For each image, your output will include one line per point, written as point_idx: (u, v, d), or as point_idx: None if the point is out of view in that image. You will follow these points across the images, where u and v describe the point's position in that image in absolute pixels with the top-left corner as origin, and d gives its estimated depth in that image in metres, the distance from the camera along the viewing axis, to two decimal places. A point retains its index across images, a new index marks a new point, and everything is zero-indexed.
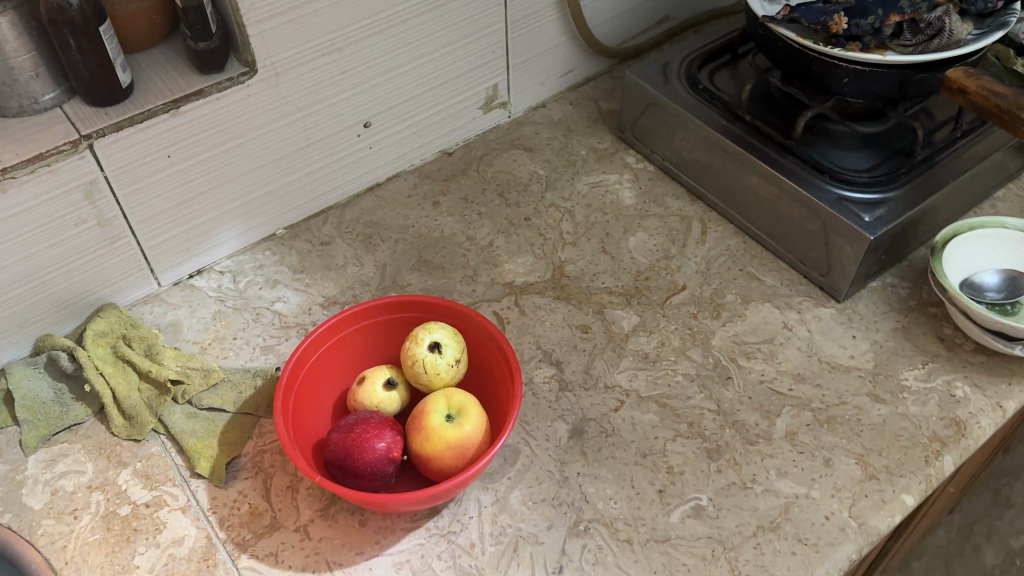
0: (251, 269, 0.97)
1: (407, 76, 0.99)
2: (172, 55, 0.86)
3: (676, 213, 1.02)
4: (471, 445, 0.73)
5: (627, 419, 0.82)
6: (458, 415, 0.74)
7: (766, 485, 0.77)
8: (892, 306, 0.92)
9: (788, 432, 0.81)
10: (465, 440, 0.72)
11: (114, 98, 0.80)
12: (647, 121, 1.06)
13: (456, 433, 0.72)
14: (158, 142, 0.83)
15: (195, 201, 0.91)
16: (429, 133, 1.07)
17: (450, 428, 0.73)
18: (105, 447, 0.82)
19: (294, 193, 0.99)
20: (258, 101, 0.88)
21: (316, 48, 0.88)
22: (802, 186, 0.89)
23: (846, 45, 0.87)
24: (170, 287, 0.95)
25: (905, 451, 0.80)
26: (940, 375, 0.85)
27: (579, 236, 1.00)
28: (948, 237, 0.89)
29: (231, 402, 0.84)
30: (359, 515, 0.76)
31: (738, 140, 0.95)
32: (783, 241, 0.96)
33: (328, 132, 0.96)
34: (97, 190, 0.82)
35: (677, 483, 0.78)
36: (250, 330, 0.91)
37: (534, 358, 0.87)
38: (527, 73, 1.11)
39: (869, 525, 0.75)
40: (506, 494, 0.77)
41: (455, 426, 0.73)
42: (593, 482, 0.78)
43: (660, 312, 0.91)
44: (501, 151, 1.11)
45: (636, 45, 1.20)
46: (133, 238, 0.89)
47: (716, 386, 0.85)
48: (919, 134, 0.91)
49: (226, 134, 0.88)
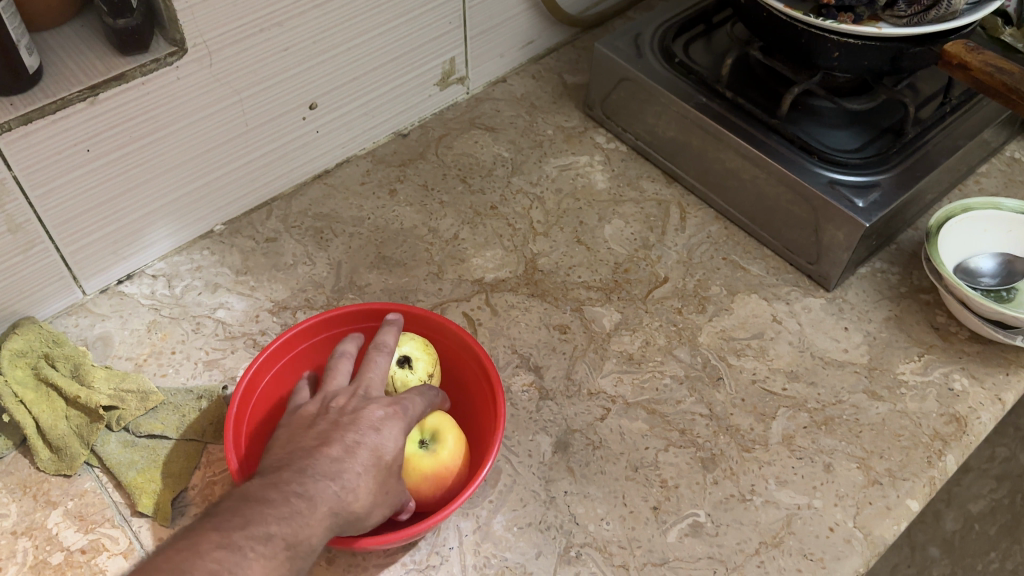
0: (188, 272, 0.87)
1: (356, 52, 0.89)
2: (86, 34, 0.75)
3: (652, 197, 0.96)
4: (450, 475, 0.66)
5: (615, 428, 0.76)
6: (433, 440, 0.66)
7: (766, 496, 0.72)
8: (883, 293, 0.87)
9: (785, 436, 0.76)
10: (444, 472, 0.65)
11: (19, 86, 0.69)
12: (618, 97, 0.98)
13: (433, 461, 0.65)
14: (76, 135, 0.73)
15: (122, 198, 0.80)
16: (380, 113, 0.98)
17: (426, 456, 0.65)
18: (30, 485, 0.72)
19: (234, 185, 0.89)
20: (190, 84, 0.77)
21: (254, 23, 0.78)
22: (790, 168, 0.83)
23: (838, 18, 0.79)
24: (97, 294, 0.85)
25: (906, 452, 0.75)
26: (937, 368, 0.81)
27: (551, 225, 0.92)
28: (942, 220, 0.84)
29: (173, 427, 0.75)
30: (327, 551, 0.68)
31: (720, 119, 0.88)
32: (768, 227, 0.90)
33: (269, 116, 0.86)
34: (5, 192, 0.71)
35: (672, 498, 0.72)
36: (190, 343, 0.81)
37: (510, 365, 0.80)
38: (486, 45, 1.02)
39: (875, 535, 0.70)
40: (488, 520, 0.70)
41: (432, 454, 0.65)
42: (582, 501, 0.71)
43: (642, 308, 0.85)
44: (461, 131, 1.02)
45: (600, 13, 1.12)
46: (51, 243, 0.78)
47: (707, 388, 0.79)
48: (909, 111, 0.85)
49: (154, 123, 0.77)
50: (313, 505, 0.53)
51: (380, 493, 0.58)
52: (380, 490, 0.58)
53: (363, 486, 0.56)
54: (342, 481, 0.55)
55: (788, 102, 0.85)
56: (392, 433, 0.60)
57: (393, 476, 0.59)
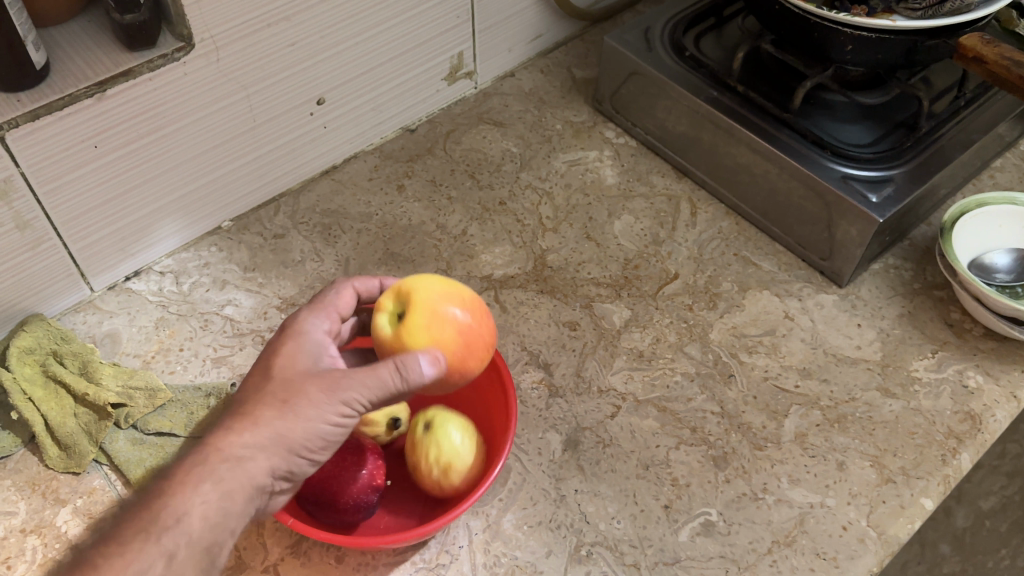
0: (196, 269, 0.87)
1: (363, 46, 0.88)
2: (94, 29, 0.75)
3: (662, 192, 0.95)
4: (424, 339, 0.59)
5: (625, 426, 0.75)
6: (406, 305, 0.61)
7: (778, 495, 0.71)
8: (896, 289, 0.86)
9: (798, 434, 0.75)
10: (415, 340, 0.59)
11: (26, 82, 0.69)
12: (627, 92, 0.97)
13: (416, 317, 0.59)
14: (83, 131, 0.72)
15: (129, 195, 0.80)
16: (388, 108, 0.97)
17: (413, 325, 0.59)
18: (39, 483, 0.72)
19: (241, 181, 0.89)
20: (197, 79, 0.77)
21: (261, 18, 0.77)
22: (802, 162, 0.82)
23: (852, 10, 0.80)
24: (105, 291, 0.85)
25: (920, 450, 0.74)
26: (951, 365, 0.80)
27: (560, 221, 0.92)
28: (956, 215, 0.83)
29: (181, 424, 0.74)
30: (335, 550, 0.68)
31: (731, 113, 0.87)
32: (780, 223, 0.89)
33: (276, 111, 0.86)
34: (12, 190, 0.71)
35: (684, 497, 0.71)
36: (198, 340, 0.81)
37: (520, 362, 0.80)
38: (494, 39, 1.02)
39: (889, 535, 0.69)
40: (498, 519, 0.70)
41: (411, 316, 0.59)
42: (593, 500, 0.71)
43: (653, 304, 0.84)
44: (469, 126, 1.01)
45: (608, 6, 1.12)
46: (59, 240, 0.77)
47: (718, 386, 0.78)
48: (923, 105, 0.84)
49: (162, 119, 0.77)
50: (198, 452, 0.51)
51: (298, 400, 0.54)
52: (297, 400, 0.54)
53: (267, 410, 0.53)
54: (238, 417, 0.53)
55: (800, 96, 0.84)
56: (298, 354, 0.57)
57: (318, 380, 0.55)
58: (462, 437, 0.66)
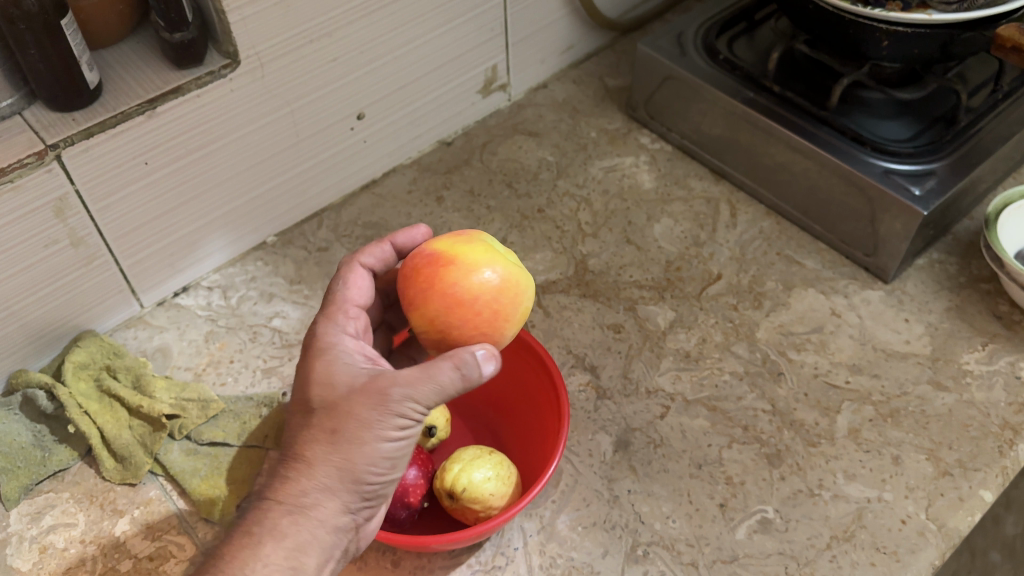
0: (242, 283, 0.88)
1: (402, 60, 0.90)
2: (143, 50, 0.77)
3: (701, 195, 0.95)
4: (495, 277, 0.56)
5: (676, 426, 0.75)
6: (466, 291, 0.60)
7: (835, 490, 0.71)
8: (942, 283, 0.86)
9: (851, 430, 0.75)
10: (503, 269, 0.57)
11: (81, 102, 0.71)
12: (662, 97, 0.98)
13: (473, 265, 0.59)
14: (133, 148, 0.74)
15: (178, 211, 0.81)
16: (426, 121, 0.98)
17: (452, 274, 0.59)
18: (97, 495, 0.73)
19: (284, 195, 0.90)
20: (244, 96, 0.78)
21: (304, 34, 0.79)
22: (842, 158, 0.82)
23: (887, 7, 0.80)
24: (154, 307, 0.86)
25: (976, 443, 0.73)
26: (1003, 357, 0.79)
27: (599, 226, 0.92)
28: (1000, 207, 0.83)
29: (235, 434, 0.75)
30: (392, 554, 0.68)
31: (768, 113, 0.87)
32: (822, 221, 0.89)
33: (318, 127, 0.87)
34: (67, 207, 0.73)
35: (739, 495, 0.71)
36: (248, 352, 0.82)
37: (566, 364, 0.80)
38: (527, 51, 1.03)
39: (949, 527, 0.68)
40: (552, 521, 0.69)
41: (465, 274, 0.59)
42: (646, 500, 0.70)
43: (697, 305, 0.84)
44: (504, 137, 1.02)
45: (638, 16, 1.13)
46: (111, 256, 0.79)
47: (768, 384, 0.78)
48: (962, 98, 0.84)
49: (209, 136, 0.78)
50: (270, 509, 0.54)
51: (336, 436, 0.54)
52: (346, 425, 0.54)
53: (316, 448, 0.54)
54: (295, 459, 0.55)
55: (837, 93, 0.85)
56: (333, 374, 0.55)
57: (364, 398, 0.54)
58: (489, 474, 0.65)
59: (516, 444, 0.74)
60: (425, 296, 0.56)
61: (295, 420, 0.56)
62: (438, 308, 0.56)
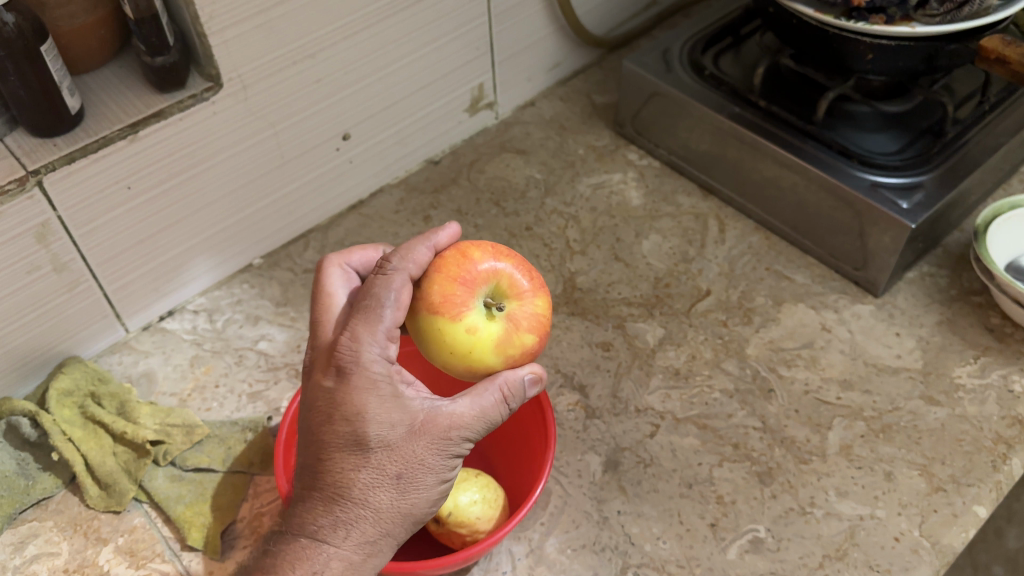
0: (228, 306, 0.88)
1: (387, 81, 0.90)
2: (125, 74, 0.77)
3: (689, 211, 0.95)
4: None
5: (665, 445, 0.74)
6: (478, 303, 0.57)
7: (827, 508, 0.70)
8: (933, 296, 0.85)
9: (843, 446, 0.74)
10: None
11: (61, 127, 0.70)
12: (649, 113, 0.98)
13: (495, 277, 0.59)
14: (118, 173, 0.73)
15: (163, 235, 0.81)
16: (413, 141, 0.98)
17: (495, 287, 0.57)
18: (80, 523, 0.72)
19: (271, 217, 0.89)
20: (227, 119, 0.78)
21: (288, 56, 0.79)
22: (828, 172, 0.82)
23: (869, 20, 0.78)
24: (139, 331, 0.85)
25: (969, 458, 0.72)
26: (995, 370, 0.78)
27: (587, 244, 0.92)
28: (989, 219, 0.82)
29: (220, 460, 0.74)
30: None
31: (754, 127, 0.87)
32: (811, 235, 0.88)
33: (303, 148, 0.87)
34: (50, 233, 0.72)
35: (730, 514, 0.70)
36: (233, 376, 0.82)
37: (555, 384, 0.79)
38: (513, 69, 1.03)
39: (943, 544, 0.67)
40: (540, 544, 0.69)
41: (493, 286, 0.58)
42: (636, 521, 0.69)
43: (686, 322, 0.84)
44: (492, 155, 1.02)
45: (625, 32, 1.13)
46: (95, 281, 0.78)
47: (758, 401, 0.77)
48: (948, 110, 0.84)
49: (194, 159, 0.78)
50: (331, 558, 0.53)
51: (400, 477, 0.53)
52: (409, 469, 0.53)
53: (380, 493, 0.53)
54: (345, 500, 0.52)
55: (823, 107, 0.85)
56: (393, 414, 0.52)
57: (427, 440, 0.53)
58: (475, 498, 0.64)
59: (503, 466, 0.73)
60: (545, 307, 0.58)
61: (339, 460, 0.52)
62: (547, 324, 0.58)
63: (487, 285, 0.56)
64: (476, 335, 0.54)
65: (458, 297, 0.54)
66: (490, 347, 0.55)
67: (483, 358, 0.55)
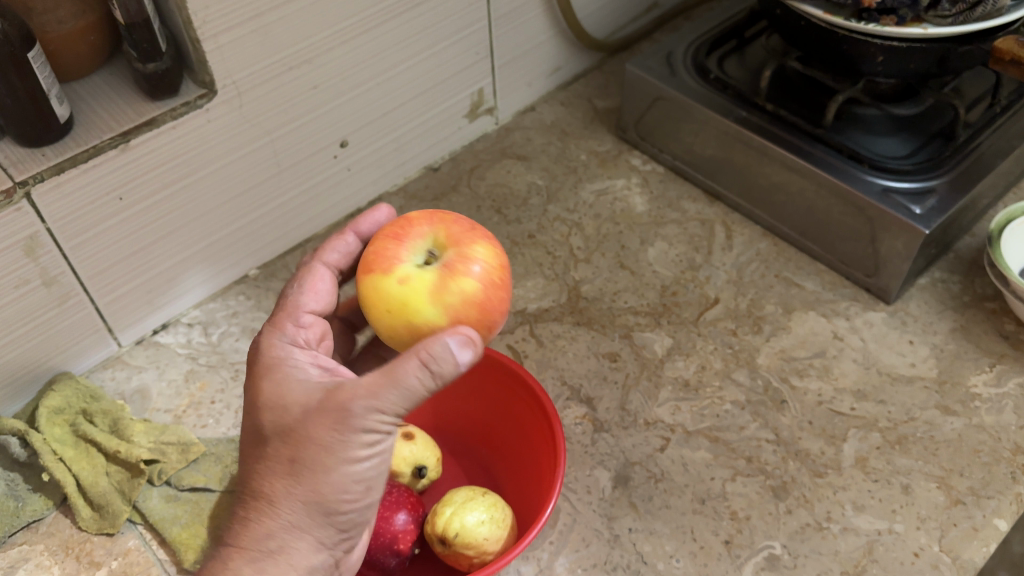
0: (224, 319, 0.85)
1: (385, 86, 0.87)
2: (116, 82, 0.74)
3: (695, 217, 0.93)
4: None
5: (676, 459, 0.72)
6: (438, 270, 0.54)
7: (844, 523, 0.68)
8: (945, 303, 0.83)
9: (858, 459, 0.72)
10: None
11: (50, 137, 0.68)
12: (653, 118, 0.96)
13: None
14: (107, 183, 0.71)
15: (155, 246, 0.78)
16: (411, 148, 0.96)
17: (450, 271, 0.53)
18: (73, 546, 0.69)
19: (267, 226, 0.87)
20: (222, 126, 0.76)
21: (283, 61, 0.77)
22: (839, 177, 0.80)
23: (880, 20, 0.76)
24: (132, 346, 0.83)
25: (988, 469, 0.71)
26: (1011, 378, 0.77)
27: (592, 251, 0.90)
28: (1003, 223, 0.81)
29: (216, 478, 0.72)
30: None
31: (762, 132, 0.85)
32: (821, 241, 0.86)
33: (300, 156, 0.85)
34: (38, 245, 0.70)
35: (745, 530, 0.68)
36: (230, 392, 0.79)
37: (561, 397, 0.77)
38: (513, 74, 1.01)
39: (964, 559, 0.65)
40: (549, 563, 0.66)
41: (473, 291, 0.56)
42: (648, 539, 0.67)
43: (695, 331, 0.82)
44: (492, 162, 1.00)
45: (626, 36, 1.11)
46: (86, 295, 0.76)
47: (771, 412, 0.75)
48: (960, 113, 0.82)
49: (187, 167, 0.76)
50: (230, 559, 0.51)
51: (303, 455, 0.50)
52: (303, 452, 0.51)
53: (276, 483, 0.51)
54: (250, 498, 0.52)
55: (831, 111, 0.83)
56: (285, 395, 0.52)
57: (323, 416, 0.50)
58: (482, 518, 0.62)
59: (510, 484, 0.71)
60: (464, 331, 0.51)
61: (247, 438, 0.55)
62: (491, 306, 0.52)
63: (423, 242, 0.53)
64: (406, 284, 0.50)
65: (389, 252, 0.52)
66: (423, 296, 0.50)
67: (420, 311, 0.50)
